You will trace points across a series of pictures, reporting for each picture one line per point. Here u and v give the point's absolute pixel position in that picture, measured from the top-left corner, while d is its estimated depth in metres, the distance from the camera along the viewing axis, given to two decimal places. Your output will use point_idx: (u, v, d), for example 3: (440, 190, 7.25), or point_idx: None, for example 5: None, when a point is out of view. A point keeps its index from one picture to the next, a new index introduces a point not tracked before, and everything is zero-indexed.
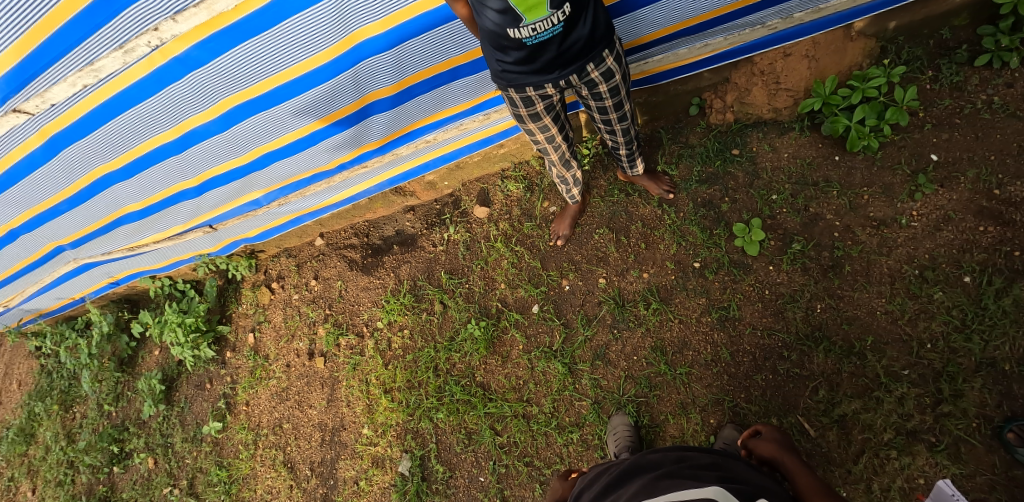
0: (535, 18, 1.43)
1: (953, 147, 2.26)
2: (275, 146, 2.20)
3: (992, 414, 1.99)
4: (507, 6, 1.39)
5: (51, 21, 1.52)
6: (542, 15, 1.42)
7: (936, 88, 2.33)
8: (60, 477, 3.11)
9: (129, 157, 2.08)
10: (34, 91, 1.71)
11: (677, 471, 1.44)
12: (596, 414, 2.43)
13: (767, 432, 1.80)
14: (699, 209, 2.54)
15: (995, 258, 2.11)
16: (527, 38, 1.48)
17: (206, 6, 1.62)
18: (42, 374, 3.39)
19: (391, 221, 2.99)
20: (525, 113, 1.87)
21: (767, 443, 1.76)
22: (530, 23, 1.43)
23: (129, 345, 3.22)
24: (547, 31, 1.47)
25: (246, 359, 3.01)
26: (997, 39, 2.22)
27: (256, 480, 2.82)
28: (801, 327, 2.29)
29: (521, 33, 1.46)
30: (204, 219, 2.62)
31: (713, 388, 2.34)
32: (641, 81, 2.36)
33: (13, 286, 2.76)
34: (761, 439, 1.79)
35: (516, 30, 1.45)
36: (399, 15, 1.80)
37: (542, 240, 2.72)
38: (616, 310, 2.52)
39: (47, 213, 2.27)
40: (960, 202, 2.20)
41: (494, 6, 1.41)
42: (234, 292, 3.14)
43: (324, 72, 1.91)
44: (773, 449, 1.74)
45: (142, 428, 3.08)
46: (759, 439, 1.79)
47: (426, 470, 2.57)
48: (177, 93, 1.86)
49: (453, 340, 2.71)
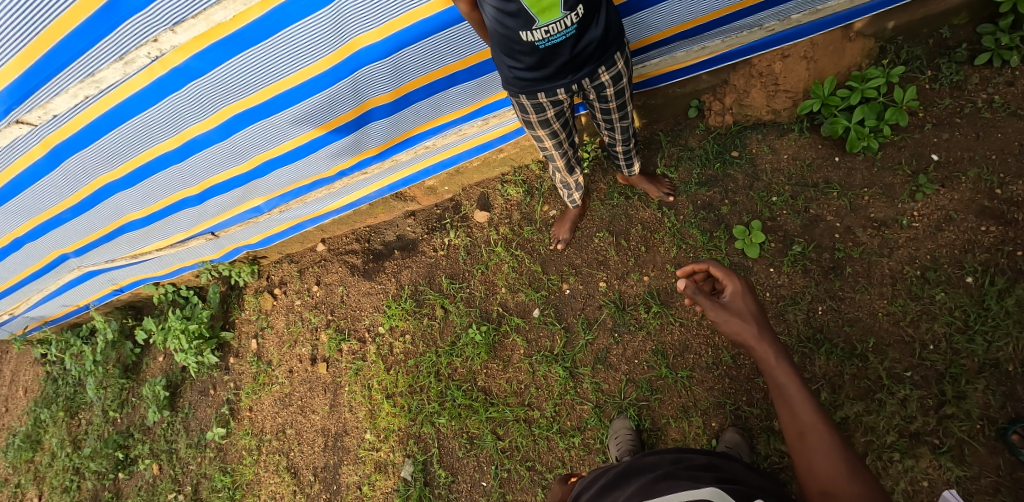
0: (549, 20, 1.42)
1: (954, 147, 2.25)
2: (276, 154, 2.22)
3: (996, 416, 1.97)
4: (521, 9, 1.39)
5: (51, 35, 1.53)
6: (556, 16, 1.42)
7: (935, 88, 2.32)
8: (66, 483, 3.12)
9: (131, 166, 2.09)
10: (36, 102, 1.73)
11: (674, 472, 1.43)
12: (598, 418, 2.43)
13: (737, 295, 1.32)
14: (699, 212, 2.53)
15: (998, 258, 2.10)
16: (540, 41, 1.48)
17: (204, 17, 1.63)
18: (48, 381, 3.41)
19: (392, 226, 2.99)
20: (535, 119, 1.88)
21: (736, 312, 1.31)
22: (543, 25, 1.43)
23: (134, 352, 3.24)
24: (560, 33, 1.48)
25: (250, 365, 3.02)
26: (997, 37, 2.21)
27: (260, 485, 2.83)
28: (802, 329, 2.29)
29: (534, 36, 1.46)
30: (205, 226, 2.63)
31: (715, 392, 2.34)
32: (640, 84, 2.37)
33: (18, 293, 2.79)
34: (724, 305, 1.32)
35: (529, 32, 1.45)
36: (395, 23, 1.80)
37: (542, 244, 2.72)
38: (617, 313, 2.52)
39: (50, 221, 2.28)
40: (961, 202, 2.19)
41: (508, 10, 1.41)
42: (237, 298, 3.16)
43: (323, 80, 1.92)
44: (747, 323, 1.29)
45: (147, 434, 3.09)
46: (721, 303, 1.32)
47: (429, 474, 2.58)
48: (177, 103, 1.87)
49: (454, 345, 2.71)
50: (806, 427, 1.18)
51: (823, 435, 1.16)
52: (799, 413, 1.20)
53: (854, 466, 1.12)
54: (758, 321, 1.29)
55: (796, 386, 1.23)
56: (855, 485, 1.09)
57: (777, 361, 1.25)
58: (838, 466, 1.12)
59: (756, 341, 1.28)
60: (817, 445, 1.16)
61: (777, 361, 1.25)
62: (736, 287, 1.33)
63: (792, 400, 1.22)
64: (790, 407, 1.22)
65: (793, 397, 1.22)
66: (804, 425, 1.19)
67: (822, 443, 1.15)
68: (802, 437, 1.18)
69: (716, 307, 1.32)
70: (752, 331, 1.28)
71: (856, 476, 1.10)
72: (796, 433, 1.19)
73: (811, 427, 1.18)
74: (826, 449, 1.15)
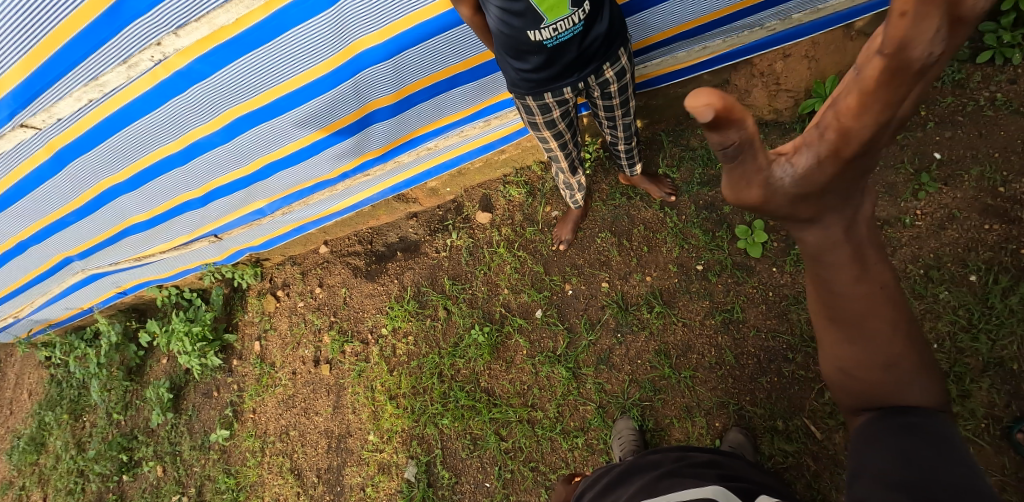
0: (557, 18, 1.43)
1: (956, 145, 2.25)
2: (278, 156, 2.23)
3: (1001, 415, 1.97)
4: (528, 7, 1.40)
5: (56, 38, 1.54)
6: (563, 13, 1.42)
7: (937, 86, 2.32)
8: (71, 485, 3.14)
9: (135, 168, 2.10)
10: (41, 106, 1.74)
11: (676, 471, 1.43)
12: (601, 419, 2.43)
13: (828, 162, 0.64)
14: (701, 212, 2.53)
15: (1001, 257, 2.10)
16: (548, 40, 1.48)
17: (207, 20, 1.63)
18: (52, 383, 3.42)
19: (394, 227, 2.99)
20: (540, 120, 1.88)
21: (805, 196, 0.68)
22: (551, 24, 1.44)
23: (138, 354, 3.25)
24: (567, 31, 1.48)
25: (253, 367, 3.03)
26: (998, 36, 2.22)
27: (263, 487, 2.84)
28: (805, 329, 2.29)
29: (541, 34, 1.46)
30: (208, 229, 2.64)
31: (718, 392, 2.34)
32: (641, 84, 2.37)
33: (23, 296, 2.80)
34: (778, 186, 0.68)
35: (537, 31, 1.45)
36: (397, 25, 1.81)
37: (544, 245, 2.72)
38: (619, 314, 2.52)
39: (54, 224, 2.29)
40: (963, 200, 2.19)
41: (515, 9, 1.42)
42: (240, 300, 3.16)
43: (325, 82, 1.93)
44: (810, 203, 0.69)
45: (151, 436, 3.10)
46: (775, 179, 0.67)
47: (433, 475, 2.58)
48: (181, 105, 1.88)
49: (457, 346, 2.72)
50: (857, 321, 0.71)
51: (889, 335, 0.70)
52: (847, 302, 0.70)
53: (915, 358, 0.72)
54: (834, 184, 0.67)
55: (860, 266, 0.69)
56: (907, 386, 0.74)
57: (835, 249, 0.70)
58: (885, 364, 0.72)
59: (810, 223, 0.71)
60: (870, 346, 0.71)
61: (837, 233, 0.70)
62: (852, 120, 0.61)
63: (842, 286, 0.70)
64: (830, 294, 0.72)
65: (845, 291, 0.70)
66: (852, 317, 0.71)
67: (878, 351, 0.71)
68: (846, 339, 0.72)
69: (762, 190, 0.68)
70: (814, 205, 0.69)
71: (911, 369, 0.73)
72: (830, 322, 0.73)
73: (868, 328, 0.70)
74: (886, 351, 0.71)
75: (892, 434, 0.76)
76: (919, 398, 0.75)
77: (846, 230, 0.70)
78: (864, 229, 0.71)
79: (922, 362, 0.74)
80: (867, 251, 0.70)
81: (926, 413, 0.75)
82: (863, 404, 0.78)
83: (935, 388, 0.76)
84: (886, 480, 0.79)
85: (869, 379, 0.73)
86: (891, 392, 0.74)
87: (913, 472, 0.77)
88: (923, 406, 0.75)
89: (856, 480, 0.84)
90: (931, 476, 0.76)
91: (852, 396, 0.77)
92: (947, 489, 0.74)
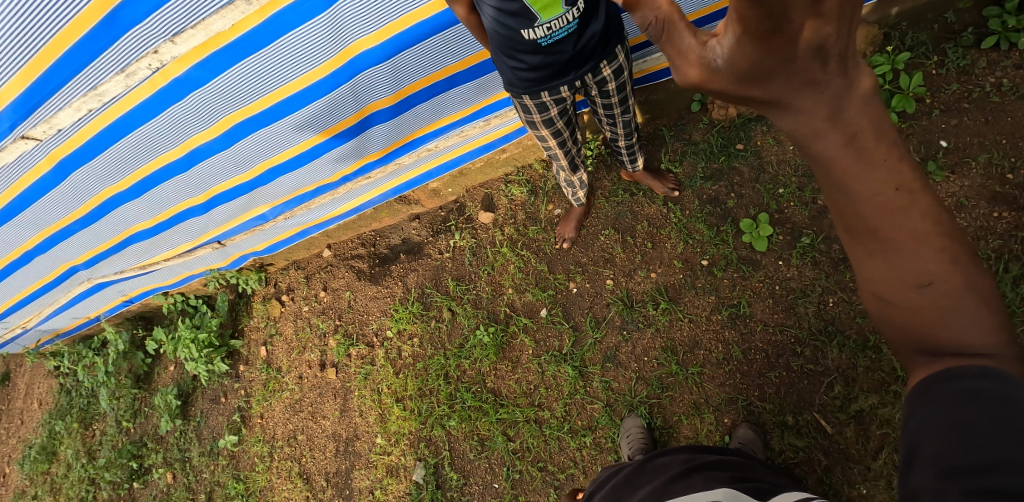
0: (551, 17, 1.41)
1: (963, 133, 2.22)
2: (279, 160, 2.22)
3: None
4: (522, 7, 1.38)
5: (53, 50, 1.53)
6: (557, 12, 1.41)
7: (942, 73, 2.29)
8: (83, 494, 3.16)
9: (138, 176, 2.10)
10: (41, 117, 1.73)
11: (687, 473, 1.42)
12: (608, 417, 2.42)
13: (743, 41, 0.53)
14: (705, 206, 2.51)
15: (1011, 244, 2.07)
16: (542, 38, 1.46)
17: (204, 27, 1.62)
18: (62, 392, 3.43)
19: (397, 230, 2.98)
20: (538, 119, 1.86)
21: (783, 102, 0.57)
22: (545, 22, 1.42)
23: (145, 362, 3.27)
24: (562, 29, 1.46)
25: (260, 372, 3.03)
26: (1003, 20, 2.20)
27: (272, 492, 2.85)
28: (813, 322, 2.26)
29: (536, 33, 1.44)
30: (212, 235, 2.64)
31: (726, 387, 2.32)
32: (641, 79, 2.34)
33: (28, 307, 2.80)
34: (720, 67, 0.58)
35: (531, 30, 1.43)
36: (393, 27, 1.80)
37: (547, 243, 2.71)
38: (625, 311, 2.51)
39: (59, 233, 2.29)
40: (972, 188, 2.16)
41: (507, 8, 1.40)
42: (246, 306, 3.17)
43: (323, 85, 1.92)
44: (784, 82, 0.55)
45: (160, 443, 3.11)
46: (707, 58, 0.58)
47: (441, 477, 2.58)
48: (181, 113, 1.88)
49: (462, 347, 2.71)
50: (872, 229, 0.60)
51: (918, 251, 0.59)
52: (860, 206, 0.59)
53: (960, 280, 0.60)
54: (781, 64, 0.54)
55: (858, 156, 0.57)
56: (952, 311, 0.61)
57: (819, 138, 0.57)
58: (919, 283, 0.60)
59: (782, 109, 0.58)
60: (896, 260, 0.60)
61: (818, 122, 0.57)
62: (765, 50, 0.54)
63: (845, 183, 0.58)
64: (839, 197, 0.60)
65: (848, 191, 0.59)
66: (866, 226, 0.60)
67: (907, 266, 0.60)
68: (869, 255, 0.62)
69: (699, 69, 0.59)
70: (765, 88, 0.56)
71: (952, 295, 0.61)
72: (849, 236, 0.63)
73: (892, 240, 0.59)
74: (917, 263, 0.60)
75: (936, 406, 0.68)
76: (967, 332, 0.63)
77: (831, 116, 0.56)
78: (861, 113, 0.57)
79: (973, 285, 0.61)
80: (869, 144, 0.57)
81: (995, 378, 0.63)
82: (916, 345, 0.65)
83: (992, 323, 0.63)
84: (939, 468, 0.68)
85: (906, 305, 0.62)
86: (937, 320, 0.62)
87: (973, 457, 0.65)
88: (975, 345, 0.63)
89: (910, 469, 0.73)
90: (993, 458, 0.64)
91: (901, 332, 0.65)
92: (1010, 471, 0.62)
